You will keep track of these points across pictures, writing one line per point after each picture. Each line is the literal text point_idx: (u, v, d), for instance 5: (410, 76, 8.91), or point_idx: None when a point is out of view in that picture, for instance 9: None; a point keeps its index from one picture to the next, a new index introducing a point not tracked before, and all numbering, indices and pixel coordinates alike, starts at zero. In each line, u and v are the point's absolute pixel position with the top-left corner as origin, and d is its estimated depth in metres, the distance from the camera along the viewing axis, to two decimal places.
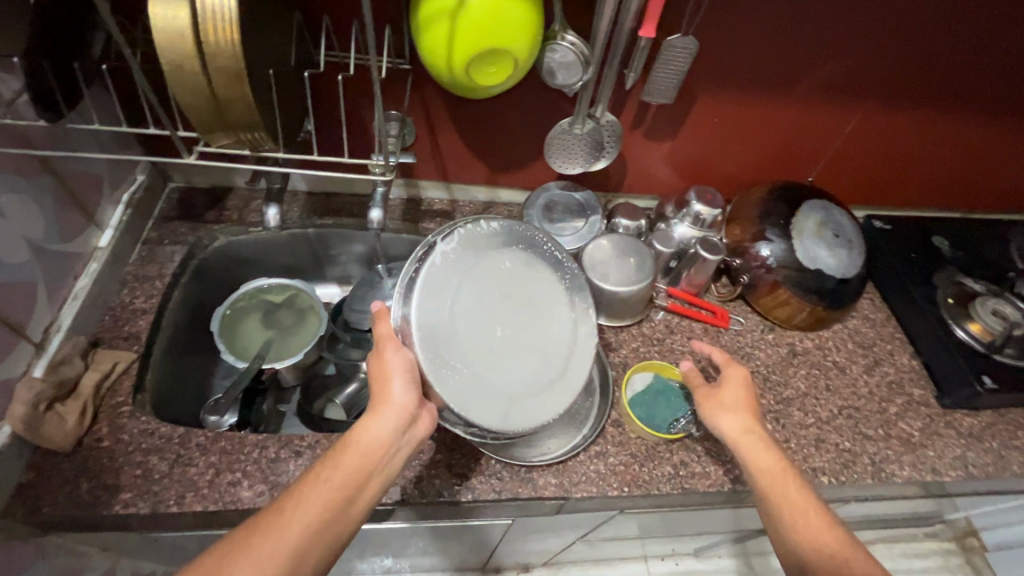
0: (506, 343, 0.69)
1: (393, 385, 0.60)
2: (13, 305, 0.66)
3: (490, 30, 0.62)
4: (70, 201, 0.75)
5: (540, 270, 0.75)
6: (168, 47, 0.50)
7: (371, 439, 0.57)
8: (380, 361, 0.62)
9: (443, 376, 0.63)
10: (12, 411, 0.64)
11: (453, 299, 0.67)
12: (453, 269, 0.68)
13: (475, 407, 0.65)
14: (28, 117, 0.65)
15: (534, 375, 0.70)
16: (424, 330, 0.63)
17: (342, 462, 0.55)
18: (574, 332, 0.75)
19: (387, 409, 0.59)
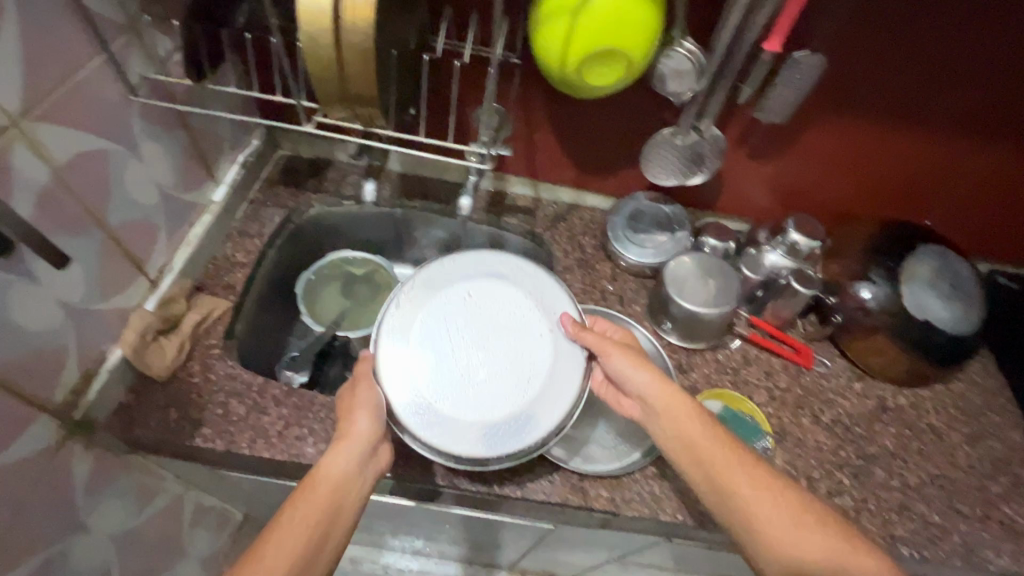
0: (476, 371, 0.71)
1: (358, 419, 0.66)
2: (138, 242, 0.73)
3: (608, 29, 0.61)
4: (197, 155, 0.82)
5: (505, 297, 0.74)
6: (309, 25, 0.54)
7: (341, 467, 0.62)
8: (351, 397, 0.68)
9: (411, 410, 0.68)
10: (125, 337, 0.71)
11: (421, 339, 0.72)
12: (416, 314, 0.73)
13: (445, 436, 0.68)
14: (176, 75, 0.72)
15: (510, 399, 0.69)
16: (392, 370, 0.70)
17: (316, 494, 0.59)
18: (548, 354, 0.71)
19: (351, 442, 0.64)
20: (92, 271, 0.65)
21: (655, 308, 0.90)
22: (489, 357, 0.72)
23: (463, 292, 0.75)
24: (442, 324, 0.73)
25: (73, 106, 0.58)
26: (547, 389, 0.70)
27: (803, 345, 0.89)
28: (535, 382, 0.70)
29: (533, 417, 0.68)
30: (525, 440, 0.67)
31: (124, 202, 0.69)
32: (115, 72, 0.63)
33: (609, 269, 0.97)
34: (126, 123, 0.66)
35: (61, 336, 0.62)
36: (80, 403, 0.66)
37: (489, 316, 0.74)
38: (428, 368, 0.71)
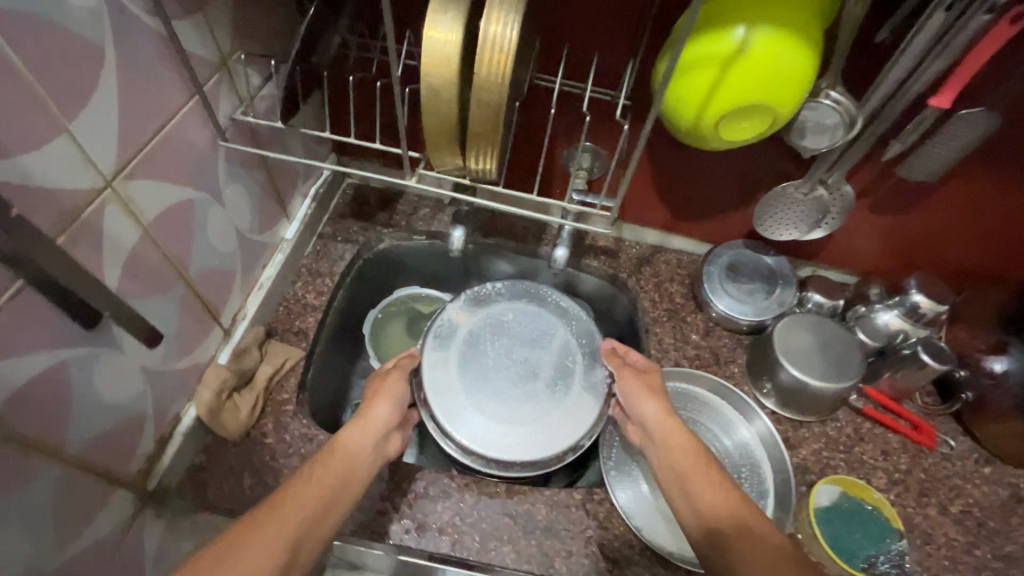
0: (505, 382, 0.74)
1: (381, 403, 0.66)
2: (215, 292, 0.67)
3: (765, 83, 0.53)
4: (273, 192, 0.77)
5: (543, 323, 0.80)
6: (434, 75, 0.48)
7: (356, 446, 0.62)
8: (379, 384, 0.69)
9: (439, 401, 0.71)
10: (200, 396, 0.66)
11: (463, 343, 0.76)
12: (461, 323, 0.78)
13: (464, 431, 0.70)
14: (261, 113, 0.66)
15: (531, 412, 0.72)
16: (431, 363, 0.74)
17: (327, 468, 0.58)
18: (575, 376, 0.75)
19: (369, 422, 0.64)
20: (171, 328, 0.60)
21: (758, 372, 0.82)
22: (520, 371, 0.75)
23: (507, 312, 0.80)
24: (486, 337, 0.78)
25: (165, 158, 0.53)
26: (570, 409, 0.73)
27: (922, 421, 0.80)
28: (559, 399, 0.73)
29: (552, 430, 0.71)
30: (539, 450, 0.69)
31: (204, 252, 0.63)
32: (206, 117, 0.57)
33: (701, 323, 0.88)
34: (212, 169, 0.61)
35: (139, 403, 0.57)
36: (154, 471, 0.61)
37: (526, 337, 0.78)
38: (464, 370, 0.74)
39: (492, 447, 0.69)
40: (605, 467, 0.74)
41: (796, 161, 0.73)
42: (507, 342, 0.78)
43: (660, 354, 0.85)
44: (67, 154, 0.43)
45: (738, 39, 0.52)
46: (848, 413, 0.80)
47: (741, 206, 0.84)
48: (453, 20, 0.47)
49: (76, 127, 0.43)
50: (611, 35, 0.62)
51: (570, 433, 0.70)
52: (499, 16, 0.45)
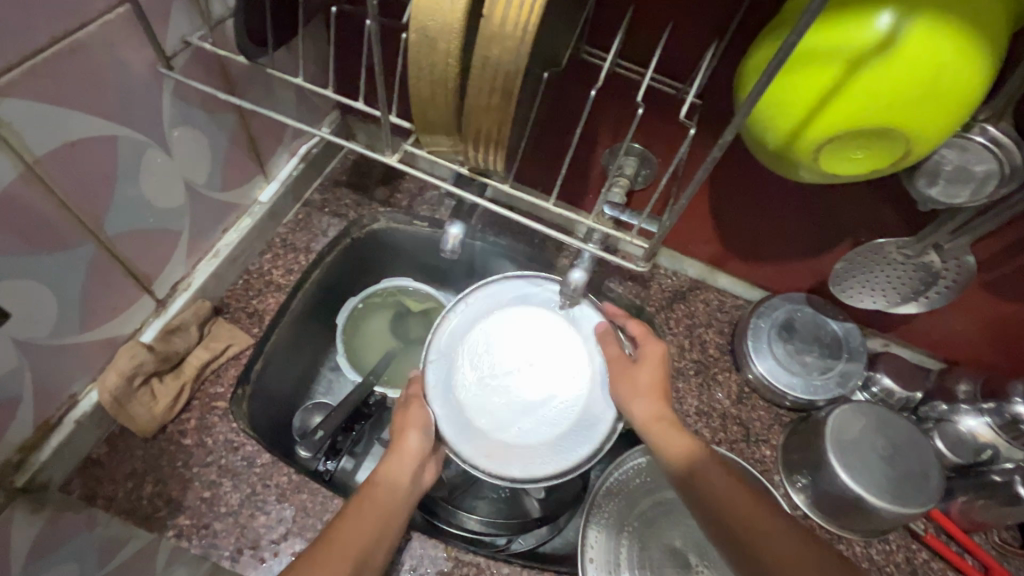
0: (521, 391, 0.59)
1: (411, 432, 0.55)
2: (147, 256, 0.55)
3: (908, 98, 0.37)
4: (247, 144, 0.64)
5: (520, 310, 0.61)
6: (428, 14, 0.33)
7: (393, 479, 0.53)
8: (404, 411, 0.57)
9: (463, 443, 0.56)
10: (106, 378, 0.54)
11: (464, 364, 0.59)
12: (448, 360, 0.59)
13: (498, 464, 0.55)
14: (232, 43, 0.52)
15: (561, 415, 0.58)
16: (439, 404, 0.57)
17: (365, 511, 0.50)
18: (587, 359, 0.60)
19: (404, 456, 0.54)
20: (72, 296, 0.48)
21: (797, 463, 0.66)
22: (534, 372, 0.59)
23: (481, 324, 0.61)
24: (481, 359, 0.59)
25: (70, 80, 0.40)
26: (596, 402, 0.58)
27: (996, 564, 0.63)
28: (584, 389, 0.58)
29: (585, 432, 0.56)
30: (579, 461, 0.55)
31: (131, 207, 0.51)
32: (143, 32, 0.44)
33: (734, 386, 0.72)
34: (151, 104, 0.48)
35: (13, 383, 0.46)
36: (29, 463, 0.50)
37: (517, 329, 0.61)
38: (476, 395, 0.58)
39: (558, 461, 0.55)
40: (584, 559, 0.58)
41: (901, 211, 0.56)
42: (512, 342, 0.60)
43: (679, 416, 0.70)
44: None
45: (882, 29, 0.35)
46: (901, 537, 0.64)
47: (814, 254, 0.67)
48: None
49: None
50: (694, 6, 0.46)
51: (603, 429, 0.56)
52: None
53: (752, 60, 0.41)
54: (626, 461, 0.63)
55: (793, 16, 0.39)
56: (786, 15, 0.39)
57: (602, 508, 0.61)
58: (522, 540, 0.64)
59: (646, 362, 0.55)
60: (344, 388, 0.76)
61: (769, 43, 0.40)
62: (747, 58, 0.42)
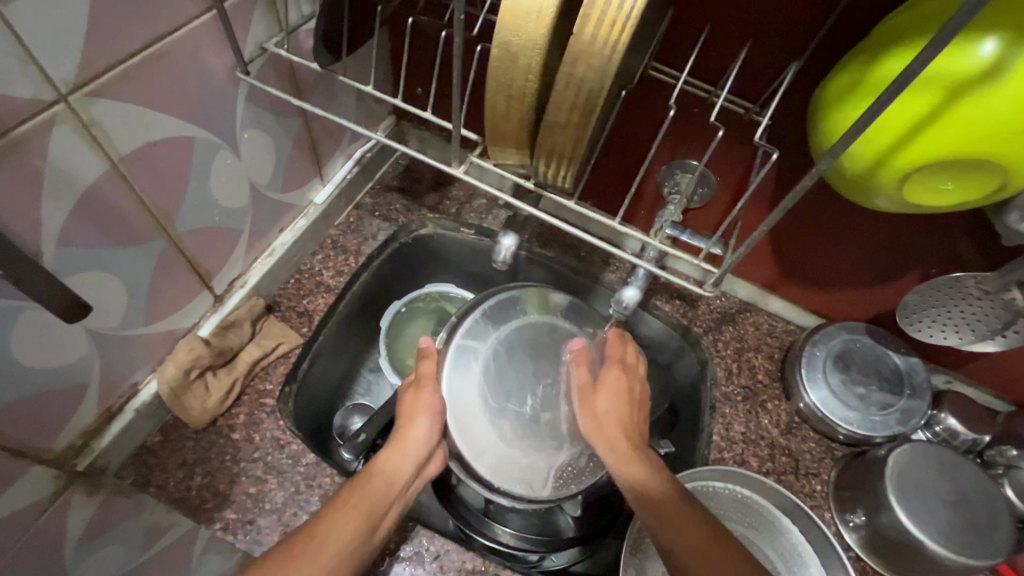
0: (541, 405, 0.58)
1: (420, 419, 0.53)
2: (210, 252, 0.57)
3: (1009, 133, 0.35)
4: (307, 147, 0.65)
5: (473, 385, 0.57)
6: (513, 29, 0.33)
7: (399, 464, 0.50)
8: (412, 397, 0.55)
9: (469, 445, 0.54)
10: (165, 369, 0.56)
11: (482, 368, 0.58)
12: (504, 454, 0.55)
13: (501, 473, 0.54)
14: (304, 51, 0.53)
15: None
16: (452, 400, 0.55)
17: (362, 496, 0.47)
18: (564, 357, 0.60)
19: (409, 443, 0.51)
20: (141, 288, 0.50)
21: (851, 501, 0.62)
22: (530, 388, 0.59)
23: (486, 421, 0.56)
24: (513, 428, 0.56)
25: (157, 82, 0.42)
26: None
27: None
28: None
29: None
30: None
31: (199, 204, 0.52)
32: (225, 38, 0.45)
33: (784, 415, 0.69)
34: (226, 106, 0.49)
35: (81, 370, 0.47)
36: (90, 448, 0.51)
37: (498, 392, 0.57)
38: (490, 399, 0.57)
39: None
40: None
41: (982, 244, 0.53)
42: (529, 354, 0.60)
43: (725, 442, 0.67)
44: None
45: (987, 58, 0.33)
46: None
47: (879, 284, 0.64)
48: None
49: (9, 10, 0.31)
50: (773, 25, 0.45)
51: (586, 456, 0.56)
52: None
53: (837, 84, 0.39)
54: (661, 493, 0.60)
55: (883, 43, 0.37)
56: (875, 40, 0.38)
57: (641, 535, 0.59)
58: (554, 558, 0.65)
59: (603, 389, 0.53)
60: (384, 390, 0.76)
61: (855, 70, 0.38)
62: (829, 83, 0.41)
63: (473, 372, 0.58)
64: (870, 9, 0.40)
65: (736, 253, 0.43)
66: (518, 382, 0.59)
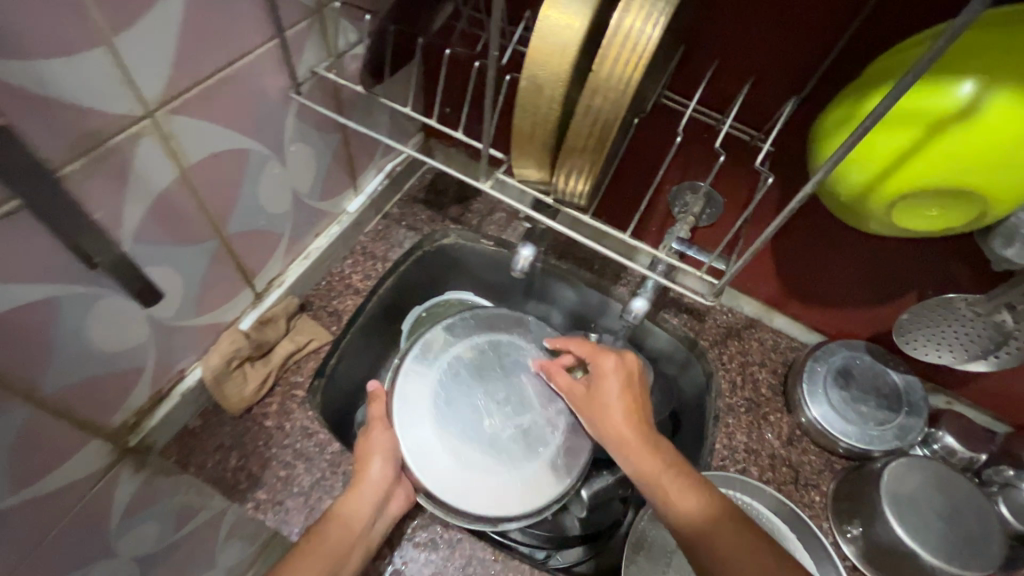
0: (490, 427, 0.63)
1: (375, 459, 0.57)
2: (255, 253, 0.62)
3: (986, 162, 0.38)
4: (344, 160, 0.71)
5: (422, 423, 0.61)
6: (540, 65, 0.38)
7: (353, 510, 0.54)
8: (364, 440, 0.59)
9: (432, 475, 0.58)
10: (210, 358, 0.61)
11: (432, 398, 0.63)
12: (470, 481, 0.59)
13: (469, 497, 0.58)
14: (349, 74, 0.59)
15: (535, 439, 0.63)
16: (404, 434, 0.60)
17: (320, 545, 0.50)
18: (498, 383, 0.66)
19: (364, 486, 0.55)
20: (194, 283, 0.55)
21: (848, 512, 0.65)
22: (477, 416, 0.63)
23: (445, 458, 0.60)
24: (473, 455, 0.61)
25: (226, 100, 0.47)
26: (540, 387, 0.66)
27: None
28: (558, 420, 0.64)
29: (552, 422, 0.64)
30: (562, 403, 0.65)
31: (249, 209, 0.58)
32: (284, 63, 0.51)
33: (785, 428, 0.72)
34: (278, 121, 0.55)
35: (140, 354, 0.52)
36: (141, 427, 0.56)
37: (451, 428, 0.62)
38: (444, 426, 0.62)
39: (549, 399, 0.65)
40: None
41: (974, 266, 0.56)
42: (470, 384, 0.65)
43: (727, 451, 0.70)
44: (102, 67, 0.37)
45: (964, 97, 0.37)
46: None
47: (878, 304, 0.67)
48: (581, 4, 0.36)
49: (121, 42, 0.37)
50: (776, 62, 0.49)
51: (542, 496, 0.59)
52: (643, 7, 0.34)
53: (831, 116, 0.44)
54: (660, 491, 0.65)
55: (873, 81, 0.41)
56: (867, 77, 0.42)
57: (642, 536, 0.62)
58: (560, 557, 0.68)
59: (610, 378, 0.59)
60: None
61: (845, 106, 0.43)
62: (824, 116, 0.45)
63: (422, 411, 0.62)
64: (864, 50, 0.45)
65: (737, 265, 0.47)
66: (468, 412, 0.63)
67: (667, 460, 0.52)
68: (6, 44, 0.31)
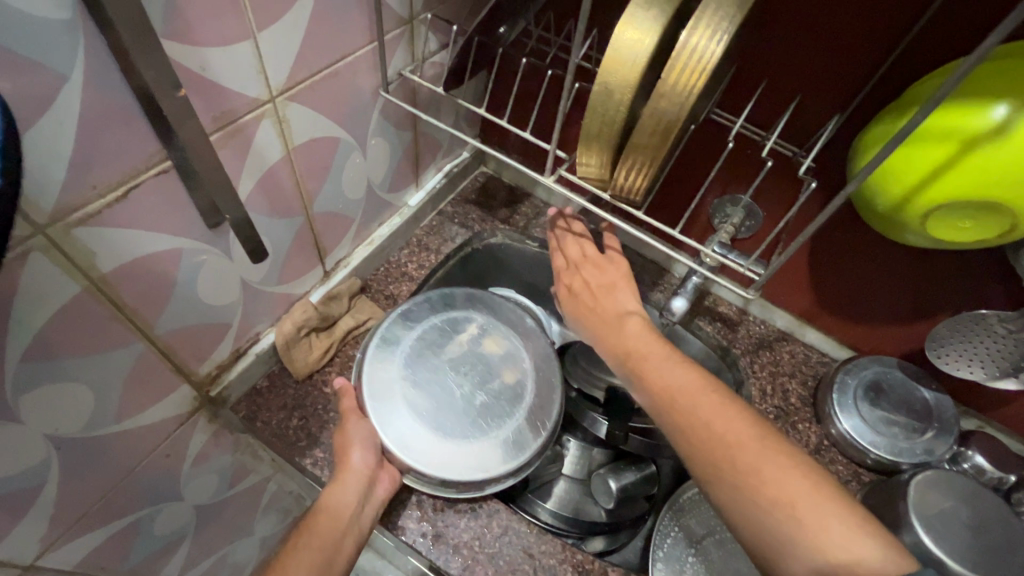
0: (461, 399, 0.64)
1: (355, 449, 0.59)
2: (330, 234, 0.69)
3: (1014, 179, 0.42)
4: (412, 157, 0.77)
5: (396, 400, 0.62)
6: (613, 73, 0.43)
7: (339, 501, 0.57)
8: (342, 433, 0.61)
9: (414, 453, 0.60)
10: (283, 324, 0.67)
11: (400, 380, 0.64)
12: (448, 449, 0.61)
13: (452, 466, 0.60)
14: (427, 77, 0.66)
15: (504, 406, 0.64)
16: (379, 417, 0.61)
17: (312, 539, 0.54)
18: (464, 358, 0.68)
19: (348, 476, 0.58)
20: (280, 253, 0.62)
21: None
22: (447, 390, 0.65)
23: (422, 433, 0.61)
24: (449, 424, 0.62)
25: (329, 91, 0.54)
26: (505, 360, 0.68)
27: None
28: (524, 380, 0.67)
29: (518, 391, 0.66)
30: (526, 370, 0.67)
31: (331, 192, 0.64)
32: (377, 64, 0.58)
33: (813, 437, 0.74)
34: (365, 115, 0.62)
35: (230, 312, 0.59)
36: (220, 379, 0.62)
37: (424, 404, 0.63)
38: (415, 404, 0.63)
39: (514, 367, 0.67)
40: (654, 561, 0.64)
41: (1007, 286, 0.59)
42: (439, 361, 0.67)
43: None
44: (245, 57, 0.44)
45: (997, 119, 0.41)
46: None
47: (911, 320, 0.70)
48: (652, 21, 0.42)
49: (262, 36, 0.44)
50: (822, 83, 0.54)
51: (518, 458, 0.61)
52: (708, 26, 0.39)
53: (871, 133, 0.48)
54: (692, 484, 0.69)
55: (914, 103, 0.45)
56: (903, 102, 0.47)
57: (669, 525, 0.67)
58: (590, 542, 0.70)
59: (599, 274, 0.63)
60: None
61: (886, 123, 0.47)
62: (864, 133, 0.50)
63: (393, 389, 0.63)
64: (904, 75, 0.49)
65: (777, 261, 0.50)
66: (439, 388, 0.65)
67: (641, 335, 0.55)
68: (184, 32, 0.38)
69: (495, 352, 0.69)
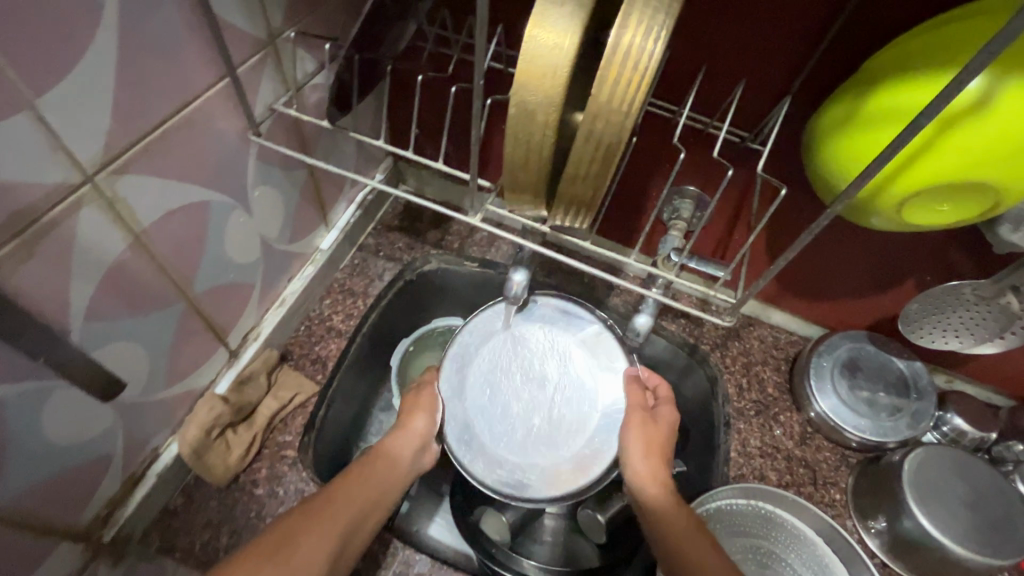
0: (540, 402, 0.58)
1: (421, 414, 0.57)
2: (225, 309, 0.57)
3: (997, 156, 0.37)
4: (313, 197, 0.66)
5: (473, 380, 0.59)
6: (531, 89, 0.34)
7: (399, 453, 0.54)
8: (413, 395, 0.59)
9: (463, 438, 0.56)
10: (185, 430, 0.55)
11: (482, 359, 0.60)
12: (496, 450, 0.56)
13: (494, 468, 0.54)
14: (309, 105, 0.54)
15: (579, 428, 0.56)
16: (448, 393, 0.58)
17: (367, 475, 0.51)
18: (557, 350, 0.60)
19: (407, 433, 0.56)
20: (161, 352, 0.49)
21: (869, 508, 0.64)
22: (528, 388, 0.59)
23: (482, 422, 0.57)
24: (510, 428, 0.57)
25: (177, 150, 0.42)
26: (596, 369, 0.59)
27: None
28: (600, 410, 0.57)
29: (599, 418, 0.56)
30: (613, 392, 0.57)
31: (213, 264, 0.52)
32: (237, 104, 0.46)
33: (796, 426, 0.71)
34: (238, 166, 0.50)
35: (106, 441, 0.47)
36: (115, 518, 0.51)
37: (493, 393, 0.59)
38: (487, 388, 0.59)
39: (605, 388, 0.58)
40: None
41: (972, 253, 0.56)
42: (524, 352, 0.60)
43: (742, 458, 0.69)
44: (23, 136, 0.32)
45: (974, 89, 0.35)
46: None
47: (880, 291, 0.66)
48: (569, 19, 0.33)
49: (45, 104, 0.32)
50: (767, 61, 0.47)
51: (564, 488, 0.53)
52: (641, 22, 0.31)
53: (829, 114, 0.42)
54: (705, 500, 0.62)
55: (874, 77, 0.39)
56: (871, 73, 0.40)
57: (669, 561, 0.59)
58: None
59: (658, 425, 0.54)
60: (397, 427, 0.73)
61: (846, 101, 0.41)
62: (819, 115, 0.43)
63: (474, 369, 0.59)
64: (860, 44, 0.43)
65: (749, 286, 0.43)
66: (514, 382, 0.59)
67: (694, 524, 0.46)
68: None
69: (593, 359, 0.59)
